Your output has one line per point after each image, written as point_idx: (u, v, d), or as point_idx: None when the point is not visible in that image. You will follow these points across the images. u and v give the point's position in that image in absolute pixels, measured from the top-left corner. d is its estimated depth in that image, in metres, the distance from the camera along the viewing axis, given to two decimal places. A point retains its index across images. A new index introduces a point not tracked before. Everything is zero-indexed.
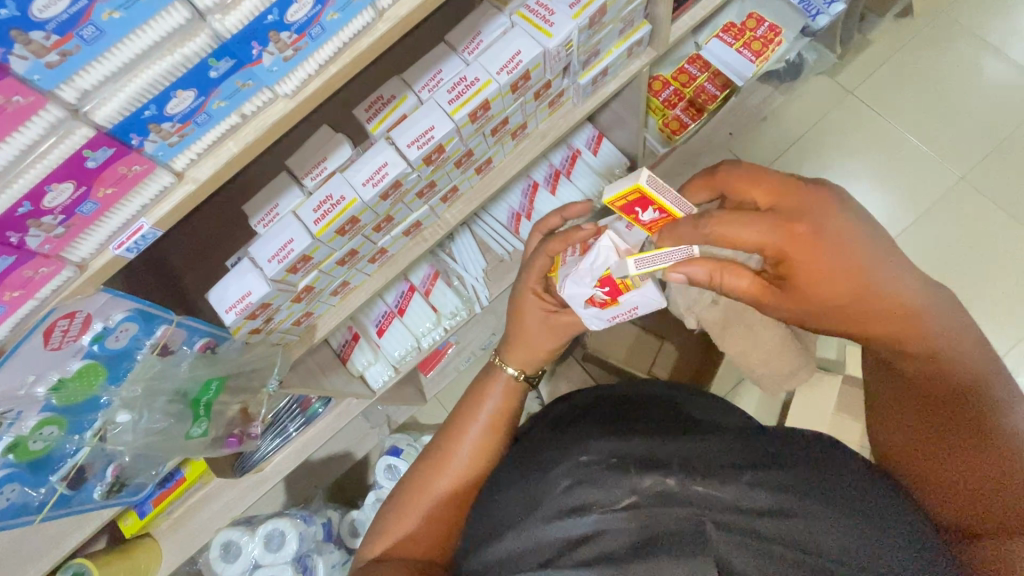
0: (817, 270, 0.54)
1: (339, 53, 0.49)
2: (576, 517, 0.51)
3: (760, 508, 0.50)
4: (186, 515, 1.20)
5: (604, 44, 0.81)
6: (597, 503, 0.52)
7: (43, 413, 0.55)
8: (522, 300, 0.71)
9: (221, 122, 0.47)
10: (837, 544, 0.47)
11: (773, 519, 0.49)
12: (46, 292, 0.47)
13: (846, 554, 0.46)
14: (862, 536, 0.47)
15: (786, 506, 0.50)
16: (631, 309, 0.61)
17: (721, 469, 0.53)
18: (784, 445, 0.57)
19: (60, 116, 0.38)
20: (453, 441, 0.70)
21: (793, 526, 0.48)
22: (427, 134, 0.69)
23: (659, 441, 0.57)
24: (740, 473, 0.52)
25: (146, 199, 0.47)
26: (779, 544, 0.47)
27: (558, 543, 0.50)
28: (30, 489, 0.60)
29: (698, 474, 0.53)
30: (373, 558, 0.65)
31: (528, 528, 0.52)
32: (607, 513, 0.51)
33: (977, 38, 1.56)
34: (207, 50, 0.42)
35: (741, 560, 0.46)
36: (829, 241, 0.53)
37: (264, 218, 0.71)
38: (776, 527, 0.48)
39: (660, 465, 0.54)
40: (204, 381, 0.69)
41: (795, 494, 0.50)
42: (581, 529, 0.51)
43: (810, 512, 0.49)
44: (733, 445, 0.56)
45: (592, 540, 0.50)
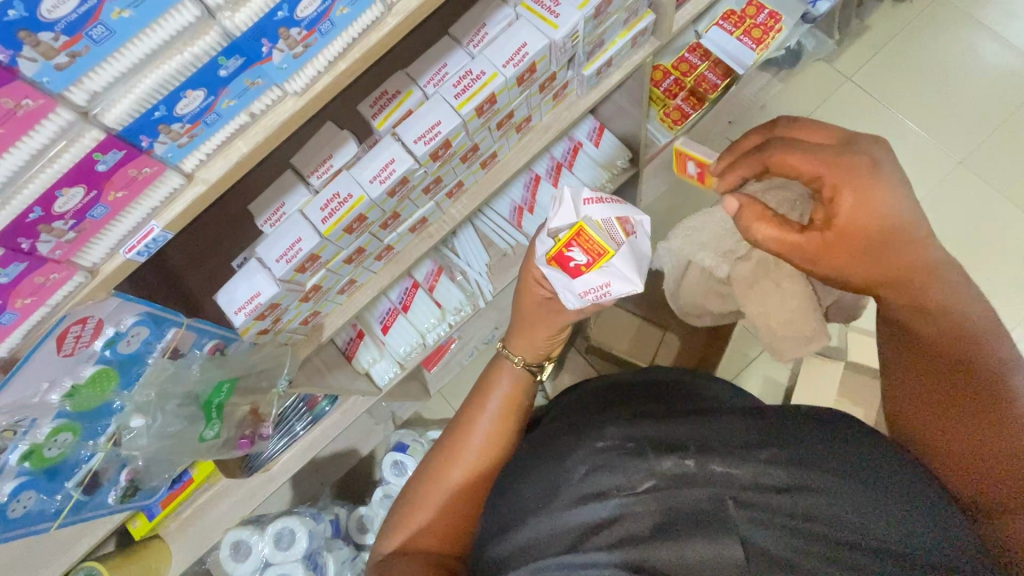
0: (871, 212, 0.53)
1: (348, 49, 0.48)
2: (596, 504, 0.51)
3: (777, 486, 0.49)
4: (196, 516, 1.20)
5: (608, 35, 0.80)
6: (616, 488, 0.52)
7: (59, 419, 0.55)
8: (524, 290, 0.70)
9: (230, 121, 0.46)
10: (855, 517, 0.47)
11: (792, 496, 0.49)
12: (58, 299, 0.46)
13: (866, 528, 0.47)
14: (880, 512, 0.47)
15: (803, 482, 0.49)
16: (603, 285, 0.63)
17: (739, 449, 0.53)
18: (800, 420, 0.56)
19: (70, 119, 0.38)
20: (463, 433, 0.70)
21: (812, 502, 0.48)
22: (433, 130, 0.68)
23: (673, 423, 0.57)
24: (756, 451, 0.52)
25: (155, 202, 0.46)
26: (799, 519, 0.47)
27: (579, 529, 0.50)
28: (46, 496, 0.59)
29: (715, 454, 0.52)
30: (388, 552, 0.65)
31: (547, 516, 0.52)
32: (627, 497, 0.51)
33: (976, 21, 1.55)
34: (216, 49, 0.41)
35: (763, 537, 0.46)
36: (878, 183, 0.52)
37: (270, 217, 0.70)
38: (794, 504, 0.48)
39: (676, 446, 0.54)
40: (215, 383, 0.68)
41: (813, 470, 0.50)
42: (602, 514, 0.51)
43: (829, 488, 0.49)
44: (747, 423, 0.56)
45: (613, 525, 0.50)
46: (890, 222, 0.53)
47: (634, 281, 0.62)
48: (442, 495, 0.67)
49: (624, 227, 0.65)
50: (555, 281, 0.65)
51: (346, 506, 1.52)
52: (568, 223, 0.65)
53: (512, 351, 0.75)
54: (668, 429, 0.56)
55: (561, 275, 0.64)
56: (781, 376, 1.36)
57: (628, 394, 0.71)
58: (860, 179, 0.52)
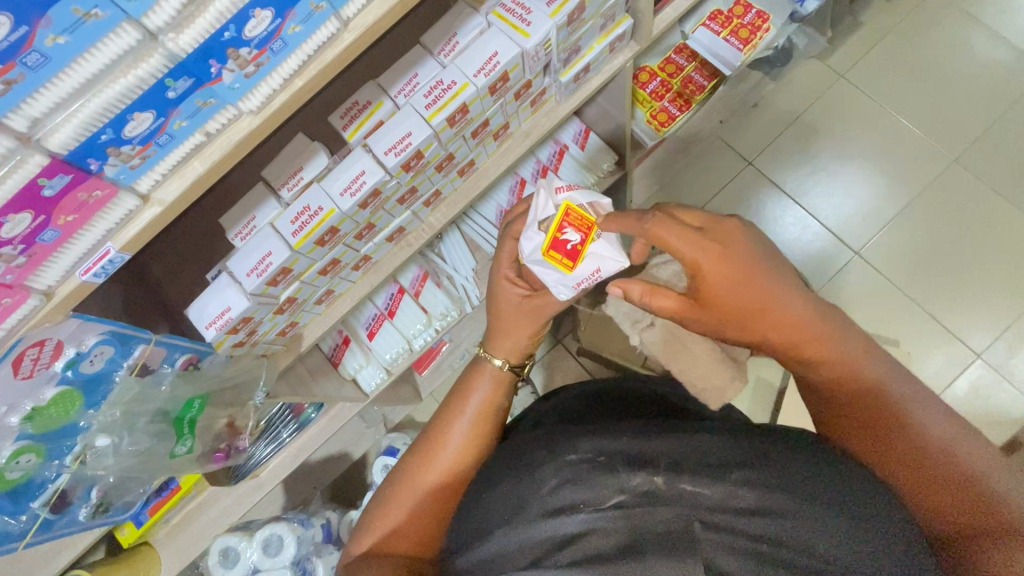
0: (723, 285, 0.59)
1: (304, 66, 0.47)
2: (563, 518, 0.50)
3: (745, 507, 0.49)
4: (183, 523, 1.20)
5: (585, 41, 0.79)
6: (585, 503, 0.51)
7: (20, 441, 0.55)
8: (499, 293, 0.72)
9: (185, 141, 0.45)
10: (821, 543, 0.46)
11: (761, 518, 0.48)
12: (13, 322, 0.46)
13: (830, 554, 0.46)
14: (846, 537, 0.47)
15: (772, 505, 0.49)
16: (595, 269, 0.63)
17: (710, 467, 0.52)
18: (775, 437, 0.56)
19: (11, 146, 0.37)
20: (443, 432, 0.69)
21: (778, 526, 0.47)
22: (404, 141, 0.67)
23: (647, 437, 0.56)
24: (728, 471, 0.51)
25: (110, 223, 0.46)
26: (764, 544, 0.46)
27: (545, 544, 0.50)
28: (10, 518, 0.59)
29: (686, 471, 0.52)
30: (359, 554, 0.64)
31: (514, 530, 0.52)
32: (595, 513, 0.50)
33: (969, 18, 1.53)
34: (162, 71, 0.40)
35: (727, 561, 0.46)
36: (730, 258, 0.59)
37: (241, 230, 0.69)
38: (762, 527, 0.47)
39: (648, 462, 0.53)
40: (186, 400, 0.69)
41: (784, 491, 0.49)
42: (569, 529, 0.50)
43: (798, 509, 0.48)
44: (721, 439, 0.55)
45: (579, 541, 0.49)
46: (750, 276, 0.59)
47: (622, 258, 0.64)
48: (415, 496, 0.66)
49: (597, 210, 0.66)
50: (544, 270, 0.64)
51: (337, 510, 1.53)
52: (542, 216, 0.64)
53: (491, 354, 0.75)
54: (642, 443, 0.55)
55: (553, 267, 0.63)
56: (772, 378, 1.36)
57: (606, 406, 0.71)
58: (718, 258, 0.59)
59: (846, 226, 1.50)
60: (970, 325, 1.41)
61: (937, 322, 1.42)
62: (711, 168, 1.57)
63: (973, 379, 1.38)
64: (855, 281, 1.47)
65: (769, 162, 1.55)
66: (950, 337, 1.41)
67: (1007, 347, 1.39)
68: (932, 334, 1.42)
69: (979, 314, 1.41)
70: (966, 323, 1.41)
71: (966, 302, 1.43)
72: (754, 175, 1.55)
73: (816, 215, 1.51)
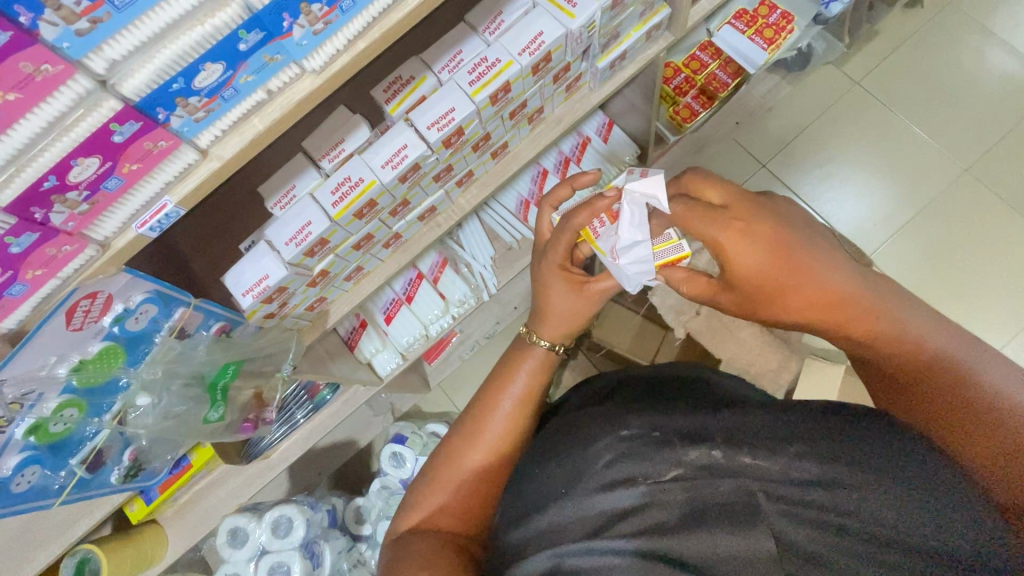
0: (753, 257, 0.58)
1: (368, 28, 0.47)
2: (621, 490, 0.51)
3: (811, 479, 0.48)
4: (192, 502, 1.19)
5: (623, 28, 0.80)
6: (642, 476, 0.52)
7: (65, 395, 0.54)
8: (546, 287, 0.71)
9: (247, 97, 0.46)
10: (895, 514, 0.45)
11: (827, 489, 0.47)
12: (68, 272, 0.46)
13: (907, 526, 0.44)
14: (921, 507, 0.46)
15: (841, 477, 0.48)
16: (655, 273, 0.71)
17: (770, 440, 0.52)
18: (839, 410, 0.54)
19: (89, 87, 0.37)
20: (486, 413, 0.69)
21: (849, 497, 0.47)
22: (447, 116, 0.67)
23: (703, 414, 0.56)
24: (789, 444, 0.51)
25: (170, 175, 0.46)
26: (834, 515, 0.46)
27: (603, 516, 0.50)
28: (49, 472, 0.58)
29: (745, 445, 0.52)
30: (405, 530, 0.63)
31: (571, 501, 0.52)
32: (653, 486, 0.50)
33: (985, 28, 1.55)
34: (237, 22, 0.40)
35: (794, 531, 0.45)
36: (753, 232, 0.58)
37: (280, 200, 0.70)
38: (831, 499, 0.47)
39: (705, 437, 0.53)
40: (221, 365, 0.68)
41: (850, 463, 0.48)
42: (628, 502, 0.50)
43: (866, 481, 0.47)
44: (780, 414, 0.55)
45: (639, 512, 0.49)
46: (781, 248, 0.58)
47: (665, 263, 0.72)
48: (459, 474, 0.66)
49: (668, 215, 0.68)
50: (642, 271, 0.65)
51: (343, 497, 1.52)
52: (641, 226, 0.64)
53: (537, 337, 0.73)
54: (698, 420, 0.56)
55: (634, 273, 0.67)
56: None
57: (657, 385, 0.71)
58: (741, 232, 0.58)
59: (860, 230, 1.51)
60: (979, 333, 1.42)
61: None
62: (727, 167, 1.57)
63: None
64: None
65: (785, 165, 1.56)
66: None
67: (1014, 355, 1.40)
68: None
69: (988, 322, 1.43)
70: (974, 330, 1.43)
71: (976, 309, 1.44)
72: (768, 176, 1.56)
73: (830, 218, 1.52)
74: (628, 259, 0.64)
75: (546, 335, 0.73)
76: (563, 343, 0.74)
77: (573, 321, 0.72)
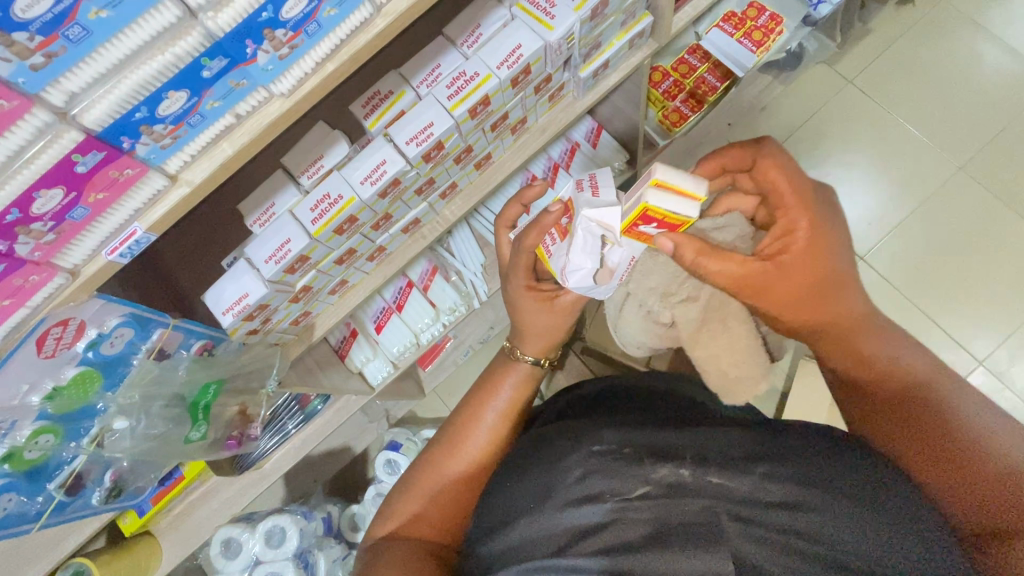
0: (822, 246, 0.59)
1: (336, 50, 0.47)
2: (589, 506, 0.51)
3: (771, 501, 0.50)
4: (185, 513, 1.19)
5: (605, 37, 0.79)
6: (610, 492, 0.52)
7: (39, 421, 0.55)
8: (522, 311, 0.71)
9: (215, 122, 0.45)
10: (847, 537, 0.47)
11: (787, 511, 0.49)
12: (38, 300, 0.46)
13: (856, 548, 0.47)
14: (871, 529, 0.48)
15: (799, 499, 0.49)
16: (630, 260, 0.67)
17: (736, 461, 0.53)
18: (800, 436, 0.57)
19: (48, 120, 0.37)
20: (469, 425, 0.69)
21: (804, 519, 0.48)
22: (426, 131, 0.67)
23: (672, 432, 0.57)
24: (753, 465, 0.52)
25: (139, 203, 0.46)
26: (791, 537, 0.47)
27: (571, 531, 0.51)
28: (27, 498, 0.59)
29: (712, 465, 0.52)
30: (382, 536, 0.63)
31: (540, 516, 0.52)
32: (621, 503, 0.51)
33: (978, 26, 1.54)
34: (199, 49, 0.40)
35: (755, 553, 0.46)
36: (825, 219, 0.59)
37: (260, 217, 0.69)
38: (789, 520, 0.48)
39: (673, 455, 0.54)
40: (202, 384, 0.68)
41: (810, 487, 0.50)
42: (595, 518, 0.51)
43: (822, 505, 0.49)
44: (745, 437, 0.56)
45: (605, 529, 0.50)
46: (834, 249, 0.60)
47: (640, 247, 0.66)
48: (439, 483, 0.66)
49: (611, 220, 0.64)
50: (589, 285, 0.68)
51: (338, 504, 1.52)
52: (579, 243, 0.64)
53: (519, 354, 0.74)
54: (668, 437, 0.56)
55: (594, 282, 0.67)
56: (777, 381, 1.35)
57: (633, 399, 0.71)
58: (814, 222, 0.58)
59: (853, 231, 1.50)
60: (973, 333, 1.42)
61: (940, 327, 1.43)
62: None
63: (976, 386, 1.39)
64: None
65: None
66: (953, 345, 1.42)
67: (1008, 355, 1.40)
68: (935, 340, 1.43)
69: (982, 322, 1.42)
70: (968, 330, 1.42)
71: (971, 309, 1.43)
72: None
73: None
74: (576, 280, 0.66)
75: (530, 351, 0.74)
76: (548, 355, 0.75)
77: (554, 332, 0.73)
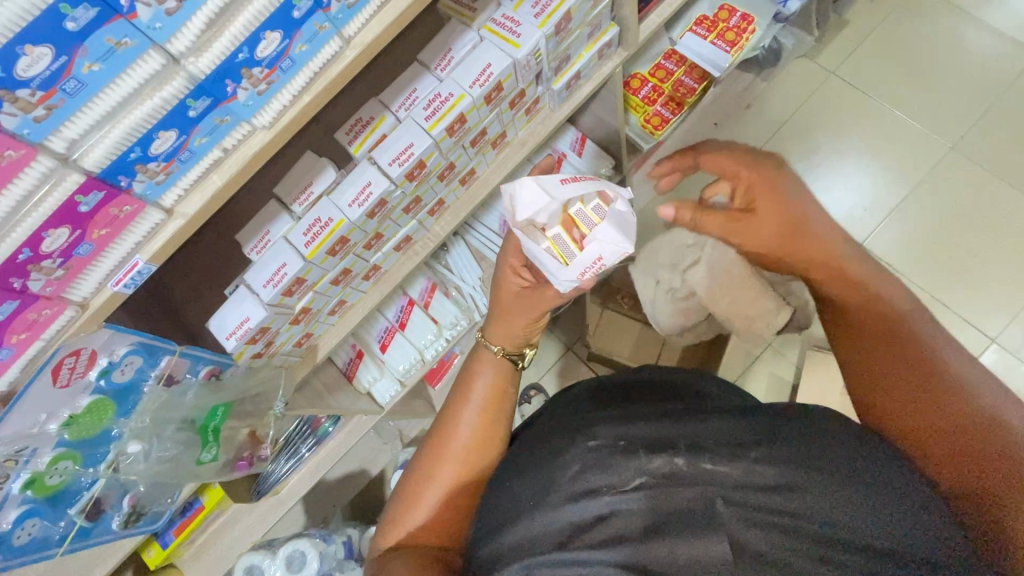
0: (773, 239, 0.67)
1: (311, 83, 0.51)
2: (588, 501, 0.53)
3: (766, 484, 0.51)
4: (208, 543, 1.21)
5: (573, 50, 0.83)
6: (608, 487, 0.54)
7: (58, 447, 0.58)
8: (504, 280, 0.78)
9: (204, 157, 0.49)
10: (843, 513, 0.48)
11: (781, 494, 0.50)
12: (51, 333, 0.49)
13: (853, 525, 0.48)
14: (867, 503, 0.48)
15: (792, 480, 0.50)
16: (597, 261, 0.70)
17: (730, 447, 0.54)
18: (796, 417, 0.57)
19: (51, 165, 0.41)
20: (450, 423, 0.71)
21: (799, 500, 0.49)
22: (407, 152, 0.71)
23: (668, 421, 0.58)
24: (747, 450, 0.53)
25: (138, 237, 0.49)
26: (786, 518, 0.48)
27: (573, 527, 0.52)
28: (50, 523, 0.62)
29: (706, 453, 0.54)
30: (390, 546, 0.65)
31: (542, 514, 0.54)
32: (619, 496, 0.53)
33: (955, 8, 1.56)
34: (184, 92, 0.44)
35: (750, 536, 0.48)
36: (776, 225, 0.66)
37: (256, 245, 0.73)
38: (783, 502, 0.49)
39: (668, 445, 0.55)
40: (210, 408, 0.72)
41: (804, 468, 0.51)
42: (594, 512, 0.53)
43: (817, 486, 0.50)
44: (740, 421, 0.57)
45: (605, 523, 0.52)
46: (793, 205, 0.65)
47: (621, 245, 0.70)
48: (441, 491, 0.67)
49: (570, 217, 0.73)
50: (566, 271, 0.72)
51: (358, 527, 1.53)
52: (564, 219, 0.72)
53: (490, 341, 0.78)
54: (662, 426, 0.57)
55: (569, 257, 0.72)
56: (787, 372, 1.36)
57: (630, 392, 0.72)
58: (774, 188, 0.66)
59: (850, 218, 1.51)
60: (982, 310, 1.41)
61: (948, 307, 1.42)
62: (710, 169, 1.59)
63: (990, 364, 1.38)
64: None
65: None
66: (962, 323, 1.41)
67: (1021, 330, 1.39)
68: (942, 319, 1.42)
69: (989, 298, 1.42)
70: (977, 308, 1.41)
71: (977, 286, 1.43)
72: None
73: None
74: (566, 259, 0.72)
75: (492, 339, 0.78)
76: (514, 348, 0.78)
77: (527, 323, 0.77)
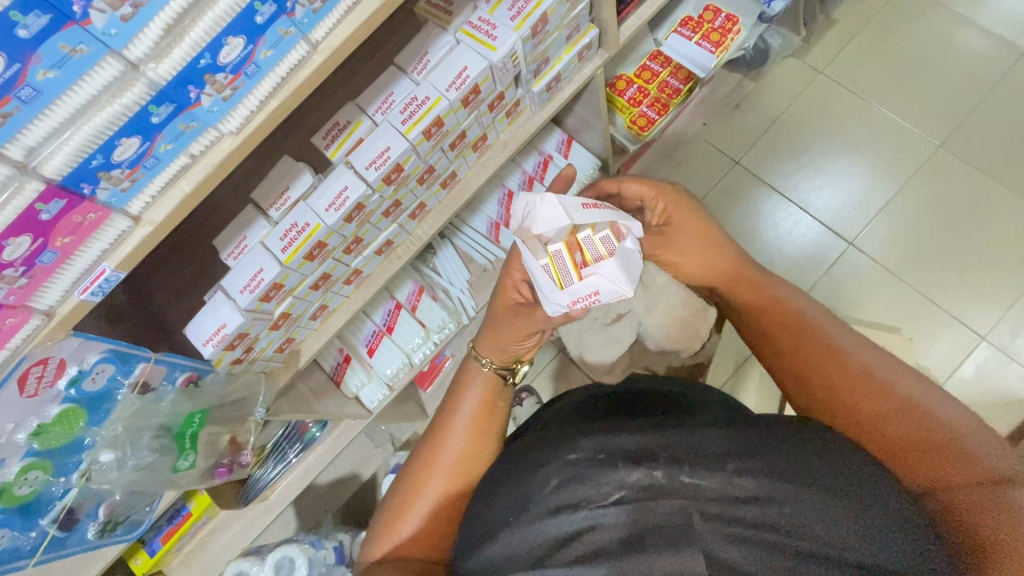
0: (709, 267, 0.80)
1: (278, 87, 0.51)
2: (567, 515, 0.53)
3: (743, 497, 0.50)
4: (196, 550, 1.20)
5: (552, 52, 0.83)
6: (587, 500, 0.53)
7: (26, 458, 0.58)
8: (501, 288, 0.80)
9: (170, 164, 0.49)
10: (819, 526, 0.48)
11: (758, 507, 0.50)
12: (18, 341, 0.49)
13: (828, 537, 0.47)
14: (842, 516, 0.48)
15: (769, 493, 0.50)
16: (592, 294, 0.67)
17: (708, 458, 0.53)
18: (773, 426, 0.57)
19: (9, 173, 0.41)
20: (442, 435, 0.72)
21: (776, 512, 0.49)
22: (383, 155, 0.71)
23: (648, 432, 0.57)
24: (725, 462, 0.53)
25: (105, 244, 0.49)
26: (763, 531, 0.48)
27: (551, 541, 0.52)
28: (21, 533, 0.62)
29: (685, 464, 0.53)
30: (376, 559, 0.65)
31: (520, 528, 0.53)
32: (597, 510, 0.52)
33: (941, 7, 1.57)
34: (146, 98, 0.44)
35: (725, 550, 0.47)
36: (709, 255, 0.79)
37: (234, 250, 0.73)
38: (759, 514, 0.49)
39: (647, 458, 0.55)
40: (187, 415, 0.71)
41: (781, 479, 0.51)
42: (573, 526, 0.52)
43: (795, 498, 0.50)
44: (716, 432, 0.57)
45: (583, 537, 0.51)
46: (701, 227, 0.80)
47: (621, 285, 0.66)
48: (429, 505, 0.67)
49: (575, 244, 0.69)
50: (556, 295, 0.69)
51: (350, 532, 1.52)
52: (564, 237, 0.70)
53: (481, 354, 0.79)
54: (643, 437, 0.57)
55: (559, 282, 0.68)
56: None
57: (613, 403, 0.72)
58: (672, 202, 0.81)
59: (839, 217, 1.51)
60: (972, 307, 1.41)
61: (938, 305, 1.43)
62: (699, 168, 1.59)
63: (980, 362, 1.38)
64: (852, 271, 1.48)
65: (757, 160, 1.57)
66: (952, 320, 1.41)
67: (1010, 327, 1.39)
68: (932, 317, 1.42)
69: (978, 296, 1.42)
70: (966, 305, 1.42)
71: (966, 282, 1.43)
72: (741, 173, 1.57)
73: (808, 208, 1.52)
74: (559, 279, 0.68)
75: (485, 353, 0.78)
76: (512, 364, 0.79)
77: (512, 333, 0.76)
